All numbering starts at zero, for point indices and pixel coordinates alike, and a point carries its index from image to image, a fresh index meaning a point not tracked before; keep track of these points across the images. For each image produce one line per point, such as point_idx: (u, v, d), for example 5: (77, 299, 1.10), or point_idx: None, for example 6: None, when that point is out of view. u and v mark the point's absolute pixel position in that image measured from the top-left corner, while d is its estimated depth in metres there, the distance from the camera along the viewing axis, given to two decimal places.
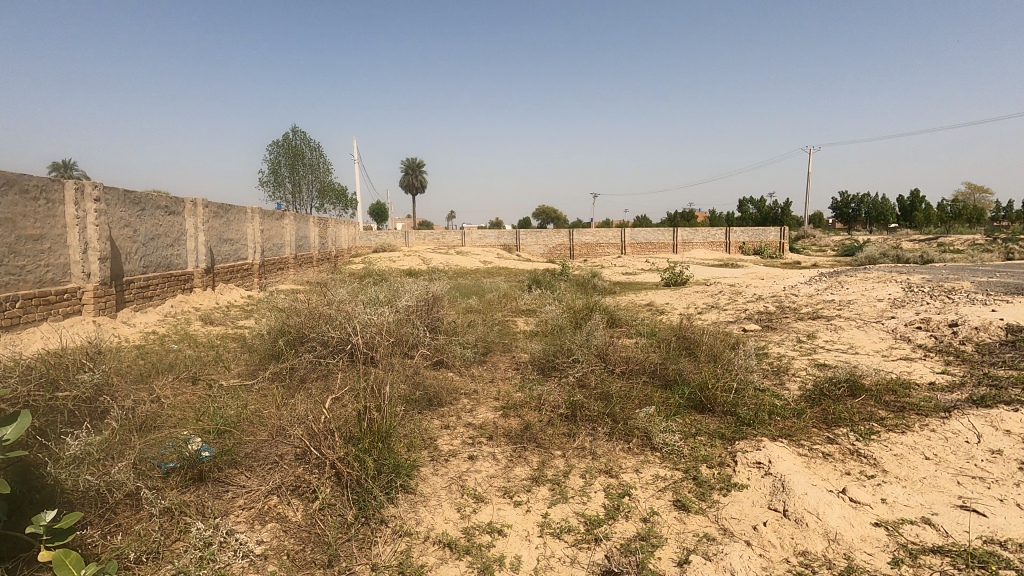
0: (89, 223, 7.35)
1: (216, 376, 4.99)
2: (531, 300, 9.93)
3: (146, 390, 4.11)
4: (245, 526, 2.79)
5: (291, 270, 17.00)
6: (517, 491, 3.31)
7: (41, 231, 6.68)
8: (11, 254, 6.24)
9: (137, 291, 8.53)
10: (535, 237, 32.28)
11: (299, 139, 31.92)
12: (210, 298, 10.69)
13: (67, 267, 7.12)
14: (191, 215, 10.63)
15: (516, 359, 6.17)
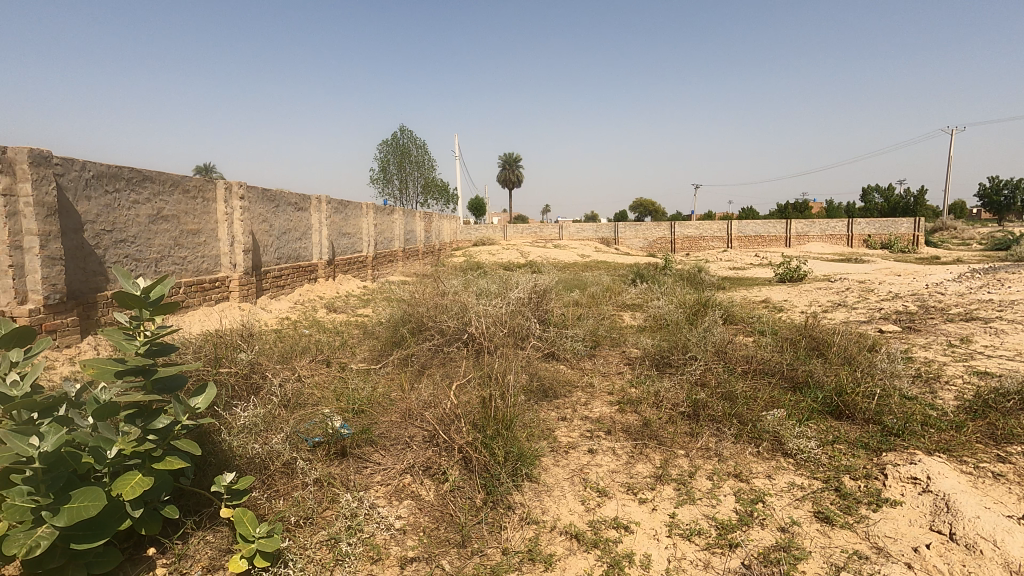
0: (235, 220, 8.21)
1: (346, 360, 5.38)
2: (637, 294, 9.70)
3: (290, 369, 4.52)
4: (385, 500, 2.97)
5: (399, 263, 17.90)
6: (641, 488, 3.23)
7: (198, 226, 7.55)
8: (176, 246, 7.10)
9: (272, 280, 9.42)
10: (635, 230, 31.45)
11: (406, 138, 33.50)
12: (331, 288, 11.56)
13: (218, 258, 8.00)
14: (316, 212, 11.53)
15: (627, 354, 6.05)
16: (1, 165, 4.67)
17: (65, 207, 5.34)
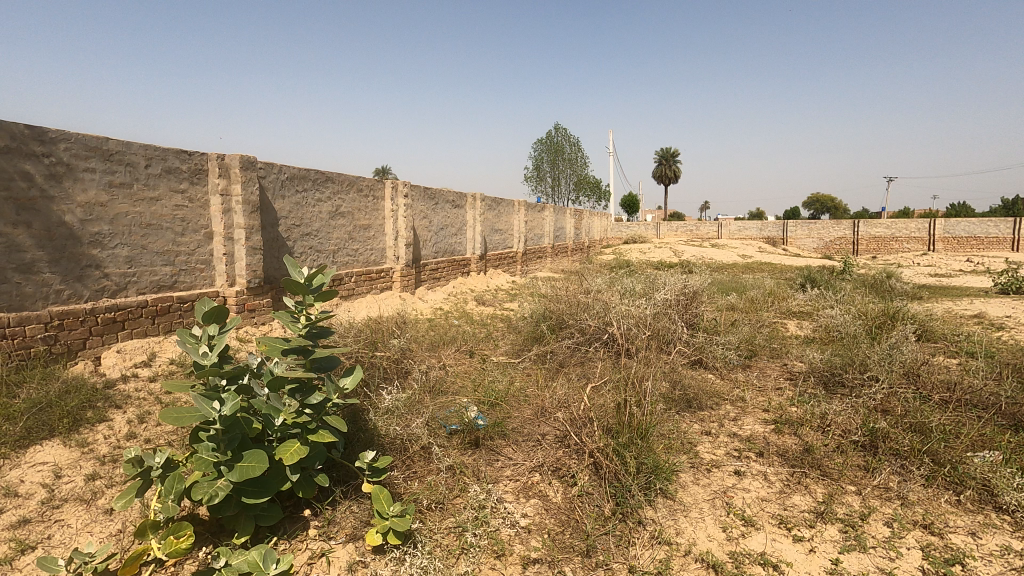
0: (399, 216, 8.96)
1: (488, 352, 5.56)
2: (806, 301, 8.63)
3: (436, 357, 4.79)
4: (512, 496, 2.98)
5: (548, 259, 18.16)
6: (797, 524, 2.82)
7: (369, 222, 8.39)
8: (350, 240, 7.95)
9: (430, 273, 10.14)
10: (808, 229, 28.15)
11: (561, 136, 33.88)
12: (482, 281, 12.11)
13: (384, 251, 8.81)
14: (471, 209, 12.14)
15: (788, 367, 5.40)
16: (220, 170, 5.59)
17: (265, 205, 6.26)
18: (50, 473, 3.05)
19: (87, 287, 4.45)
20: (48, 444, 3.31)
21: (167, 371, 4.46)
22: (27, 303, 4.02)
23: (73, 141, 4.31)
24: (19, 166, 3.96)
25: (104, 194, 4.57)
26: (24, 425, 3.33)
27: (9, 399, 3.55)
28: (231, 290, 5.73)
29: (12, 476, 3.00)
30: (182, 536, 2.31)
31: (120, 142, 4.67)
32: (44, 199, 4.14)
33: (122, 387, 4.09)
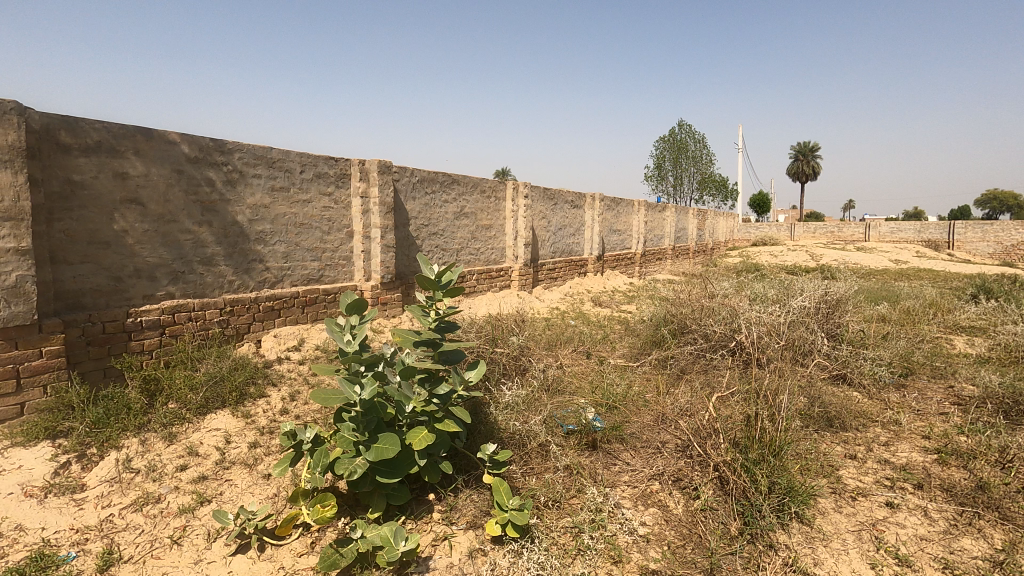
0: (519, 216, 9.15)
1: (605, 354, 5.48)
2: (979, 314, 7.44)
3: (553, 356, 4.82)
4: (630, 503, 2.91)
5: (668, 261, 17.50)
6: (966, 572, 2.44)
7: (490, 222, 8.67)
8: (473, 239, 8.28)
9: (547, 273, 10.24)
10: (983, 231, 24.02)
11: (685, 133, 32.46)
12: (599, 282, 11.97)
13: (504, 251, 9.06)
14: (590, 209, 12.06)
15: (955, 390, 4.69)
16: (361, 174, 6.10)
17: (399, 206, 6.72)
18: (222, 438, 3.53)
19: (252, 278, 5.09)
20: (221, 413, 3.84)
21: (313, 355, 4.97)
22: (207, 291, 4.70)
23: (244, 151, 4.94)
24: (204, 174, 4.63)
25: (267, 197, 5.19)
26: (203, 395, 3.89)
27: (193, 372, 4.17)
28: (366, 284, 6.24)
29: (194, 438, 3.52)
30: (326, 507, 2.61)
31: (281, 150, 5.27)
32: (222, 202, 4.79)
33: (278, 367, 4.63)
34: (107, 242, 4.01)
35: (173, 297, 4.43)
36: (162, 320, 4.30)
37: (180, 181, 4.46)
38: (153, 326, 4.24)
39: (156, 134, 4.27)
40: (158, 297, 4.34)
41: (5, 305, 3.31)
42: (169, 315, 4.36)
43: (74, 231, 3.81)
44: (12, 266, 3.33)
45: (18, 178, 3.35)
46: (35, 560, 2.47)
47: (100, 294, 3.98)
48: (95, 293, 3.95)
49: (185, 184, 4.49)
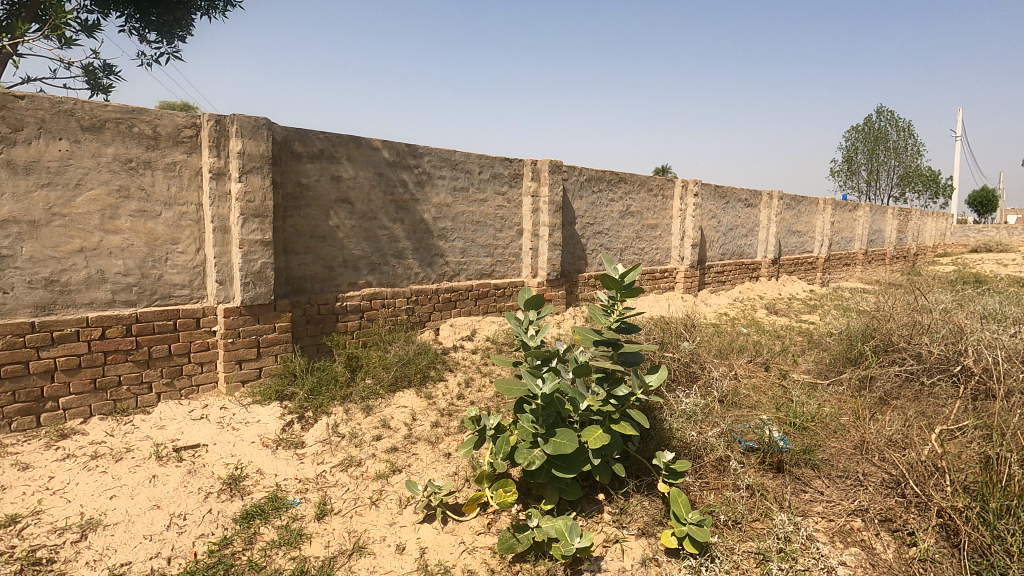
0: (688, 216, 8.72)
1: (787, 368, 4.98)
2: None
3: (727, 365, 4.50)
4: (825, 537, 2.60)
5: (857, 267, 15.37)
6: None
7: (656, 221, 8.38)
8: (638, 238, 8.09)
9: (714, 276, 9.64)
10: None
11: (885, 120, 28.15)
12: (774, 288, 10.94)
13: (669, 251, 8.72)
14: (766, 208, 11.04)
15: None
16: (533, 174, 6.29)
17: (566, 205, 6.81)
18: (409, 415, 3.90)
19: (434, 271, 5.55)
20: (407, 392, 4.26)
21: (484, 345, 5.27)
22: (397, 281, 5.22)
23: (433, 154, 5.38)
24: (399, 176, 5.14)
25: (450, 197, 5.60)
26: (394, 375, 4.34)
27: (385, 353, 4.67)
28: (533, 280, 6.45)
29: (386, 412, 3.95)
30: (508, 492, 2.72)
31: (463, 153, 5.63)
32: (412, 201, 5.28)
33: (454, 355, 4.99)
34: (324, 236, 4.66)
35: (371, 285, 5.01)
36: (362, 305, 4.89)
37: (380, 183, 5.00)
38: (355, 310, 4.84)
39: (363, 142, 4.84)
40: (360, 285, 4.94)
41: (253, 286, 4.02)
42: (367, 301, 4.93)
43: (301, 226, 4.49)
44: (259, 255, 4.03)
45: (265, 182, 4.03)
46: (272, 500, 2.97)
47: (318, 280, 4.64)
48: (314, 279, 4.61)
49: (384, 186, 5.03)
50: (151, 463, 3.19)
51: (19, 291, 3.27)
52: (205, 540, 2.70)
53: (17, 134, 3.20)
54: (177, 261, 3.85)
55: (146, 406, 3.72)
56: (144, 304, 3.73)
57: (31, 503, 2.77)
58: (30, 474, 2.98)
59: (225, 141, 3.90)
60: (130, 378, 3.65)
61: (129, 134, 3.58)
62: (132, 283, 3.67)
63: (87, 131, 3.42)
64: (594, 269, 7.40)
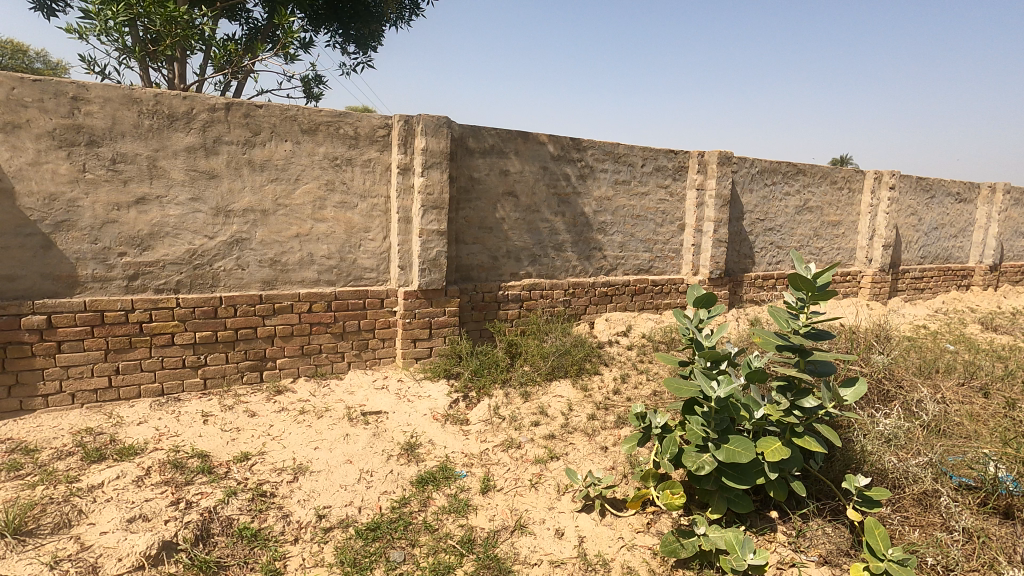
0: (880, 212, 7.62)
1: (1015, 395, 4.12)
2: None
3: (932, 386, 3.86)
4: None
5: None
6: None
7: (840, 217, 7.46)
8: (816, 237, 7.27)
9: (909, 282, 8.34)
10: None
11: None
12: (990, 299, 9.14)
13: (853, 252, 7.72)
14: (986, 204, 9.22)
15: None
16: (699, 166, 5.97)
17: (734, 199, 6.35)
18: (565, 405, 3.96)
19: (592, 265, 5.54)
20: (563, 383, 4.33)
21: (640, 342, 5.14)
22: (556, 273, 5.31)
23: (597, 148, 5.34)
24: (563, 170, 5.19)
25: (611, 190, 5.53)
26: (551, 364, 4.43)
27: (542, 342, 4.80)
28: (694, 278, 6.14)
29: (544, 400, 4.05)
30: (676, 494, 2.65)
31: (627, 146, 5.52)
32: (574, 195, 5.30)
33: (609, 349, 4.95)
34: (491, 227, 4.89)
35: (531, 276, 5.16)
36: (522, 295, 5.06)
37: (545, 176, 5.10)
38: (516, 299, 5.04)
39: (531, 136, 4.97)
40: (521, 275, 5.11)
41: (428, 272, 4.38)
42: (527, 291, 5.10)
43: (471, 218, 4.76)
44: (435, 244, 4.38)
45: (443, 176, 4.35)
46: (442, 469, 3.22)
47: (483, 269, 4.90)
48: (480, 268, 4.87)
49: (548, 179, 5.12)
50: (344, 423, 3.64)
51: (252, 269, 3.93)
52: (388, 497, 3.02)
53: (255, 138, 3.83)
54: (368, 247, 4.33)
55: (340, 373, 4.26)
56: (341, 284, 4.26)
57: (257, 445, 3.33)
58: (256, 421, 3.58)
59: (411, 139, 4.28)
60: (329, 348, 4.20)
61: (336, 135, 4.09)
62: (333, 265, 4.21)
63: (305, 133, 3.98)
64: (762, 269, 6.83)
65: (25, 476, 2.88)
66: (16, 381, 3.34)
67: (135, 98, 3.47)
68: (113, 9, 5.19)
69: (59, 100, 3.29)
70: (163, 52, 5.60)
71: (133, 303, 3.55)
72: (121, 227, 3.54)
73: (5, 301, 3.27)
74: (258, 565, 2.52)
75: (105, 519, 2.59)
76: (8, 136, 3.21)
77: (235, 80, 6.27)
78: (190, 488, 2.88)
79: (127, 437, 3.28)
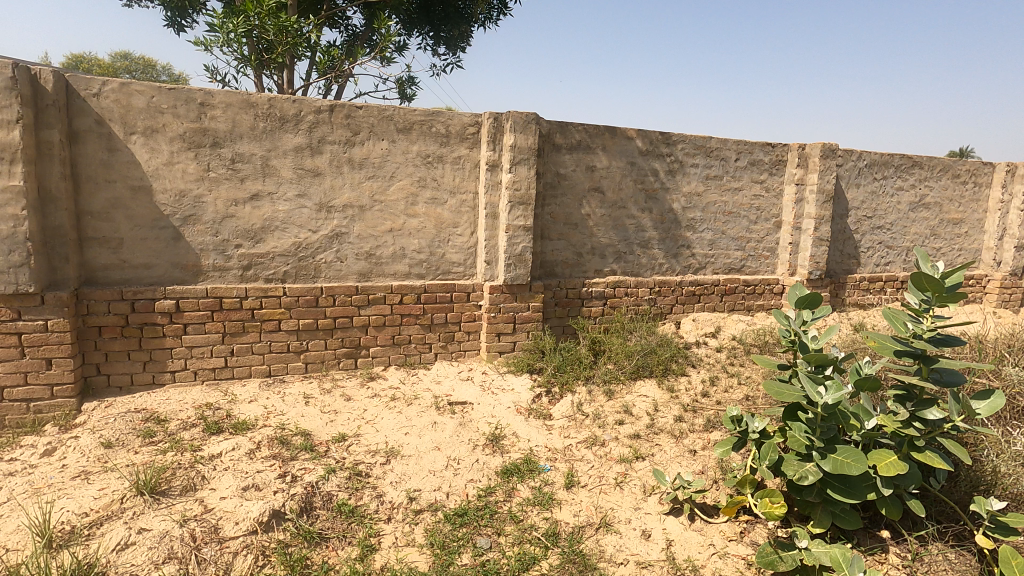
0: (1012, 208, 6.80)
1: None
2: None
3: None
4: None
5: None
6: None
7: (963, 215, 6.73)
8: (933, 236, 6.61)
9: None
10: None
11: None
12: None
13: (978, 253, 6.94)
14: None
15: None
16: (799, 160, 5.60)
17: (838, 195, 5.91)
18: (651, 405, 3.87)
19: (680, 263, 5.36)
20: (648, 383, 4.23)
21: (730, 344, 4.91)
22: (641, 271, 5.20)
23: (688, 142, 5.15)
24: (651, 165, 5.05)
25: (702, 185, 5.31)
26: (636, 363, 4.34)
27: (626, 340, 4.71)
28: (790, 279, 5.78)
29: (628, 399, 3.98)
30: (775, 503, 2.48)
31: (720, 139, 5.28)
32: (663, 190, 5.14)
33: (697, 350, 4.77)
34: (576, 223, 4.86)
35: (616, 273, 5.08)
36: (606, 292, 5.00)
37: (632, 172, 4.99)
38: (600, 296, 4.98)
39: (619, 131, 4.87)
40: (605, 272, 5.04)
41: (514, 267, 4.44)
42: (612, 289, 5.03)
43: (556, 214, 4.76)
44: (521, 239, 4.42)
45: (530, 172, 4.38)
46: (527, 462, 3.25)
47: (568, 265, 4.88)
48: (564, 265, 4.86)
49: (635, 175, 5.00)
50: (432, 411, 3.77)
51: (350, 261, 4.16)
52: (474, 485, 3.09)
53: (355, 137, 4.05)
54: (456, 242, 4.44)
55: (427, 363, 4.42)
56: (430, 277, 4.41)
57: (353, 427, 3.53)
58: (352, 405, 3.79)
59: (499, 136, 4.35)
60: (418, 338, 4.36)
61: (429, 133, 4.23)
62: (423, 259, 4.36)
63: (400, 132, 4.15)
64: (867, 270, 6.31)
65: (157, 443, 3.22)
66: (150, 358, 3.74)
67: (252, 103, 3.77)
68: (235, 21, 5.68)
69: (189, 106, 3.65)
70: (275, 59, 6.05)
71: (247, 291, 3.87)
72: (238, 221, 3.86)
73: (143, 286, 3.67)
74: (354, 539, 2.67)
75: (223, 486, 2.85)
76: (148, 139, 3.60)
77: (336, 84, 6.65)
78: (295, 463, 3.10)
79: (240, 413, 3.58)
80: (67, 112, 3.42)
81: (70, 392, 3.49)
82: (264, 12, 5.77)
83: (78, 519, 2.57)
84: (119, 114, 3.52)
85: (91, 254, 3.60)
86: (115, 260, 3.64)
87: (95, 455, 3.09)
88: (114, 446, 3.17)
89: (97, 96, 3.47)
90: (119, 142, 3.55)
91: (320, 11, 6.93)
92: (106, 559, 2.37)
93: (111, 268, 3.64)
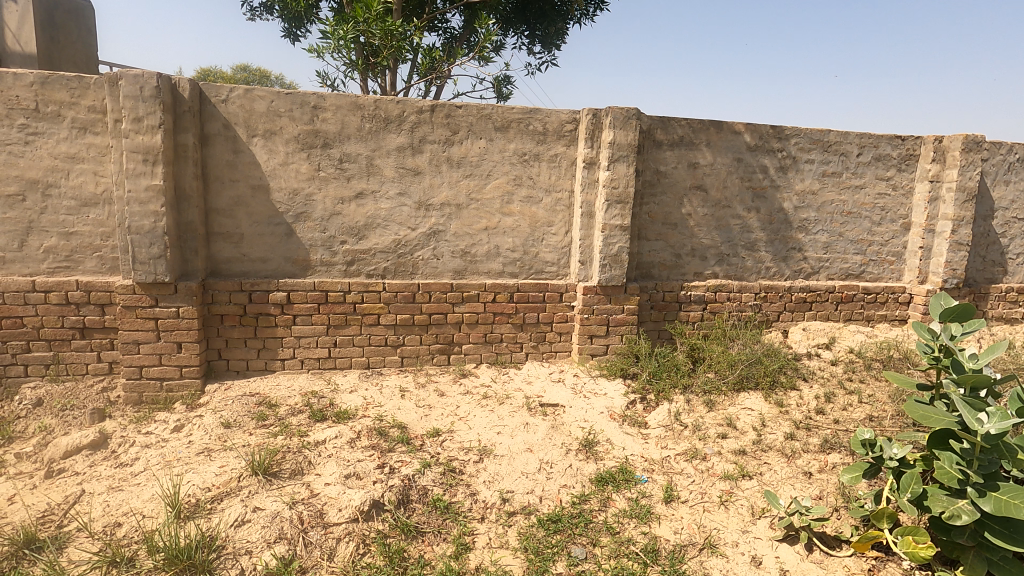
0: None
1: None
2: None
3: None
4: None
5: None
6: None
7: None
8: None
9: None
10: None
11: None
12: None
13: None
14: None
15: None
16: (935, 154, 4.99)
17: (982, 193, 5.20)
18: (758, 419, 3.58)
19: (790, 266, 4.96)
20: (754, 395, 3.94)
21: (847, 357, 4.46)
22: (746, 275, 4.86)
23: (803, 136, 4.75)
24: (761, 161, 4.70)
25: (818, 183, 4.87)
26: (740, 373, 4.05)
27: (727, 347, 4.42)
28: (920, 287, 5.17)
29: (731, 412, 3.72)
30: (920, 543, 2.24)
31: (840, 132, 4.82)
32: (773, 188, 4.77)
33: (808, 362, 4.37)
34: (676, 223, 4.62)
35: (717, 276, 4.79)
36: (706, 296, 4.72)
37: (739, 169, 4.66)
38: (699, 301, 4.72)
39: (726, 125, 4.57)
40: (706, 275, 4.76)
41: (609, 268, 4.30)
42: (713, 293, 4.74)
43: (655, 213, 4.55)
44: (617, 239, 4.28)
45: (630, 169, 4.22)
46: (622, 471, 3.12)
47: (666, 267, 4.66)
48: (662, 266, 4.65)
49: (742, 172, 4.68)
50: (523, 412, 3.74)
51: (445, 259, 4.22)
52: (568, 491, 3.00)
53: (454, 137, 4.09)
54: (550, 241, 4.37)
55: (518, 362, 4.39)
56: (524, 277, 4.37)
57: (447, 423, 3.56)
58: (445, 400, 3.83)
59: (598, 133, 4.22)
60: (510, 337, 4.35)
61: (526, 131, 4.19)
62: (517, 258, 4.33)
63: (498, 131, 4.14)
64: (1015, 280, 5.51)
65: (269, 426, 3.44)
66: (263, 345, 4.00)
67: (359, 105, 3.92)
68: (345, 28, 5.99)
69: (303, 109, 3.85)
70: (380, 62, 6.29)
71: (350, 285, 4.03)
72: (344, 218, 4.03)
73: (259, 279, 3.93)
74: (449, 536, 2.67)
75: (327, 472, 2.97)
76: (267, 141, 3.85)
77: (435, 85, 6.82)
78: (392, 455, 3.18)
79: (342, 402, 3.74)
80: (200, 117, 3.73)
81: (196, 374, 3.80)
82: (372, 17, 6.03)
83: (203, 492, 2.78)
84: (243, 118, 3.79)
85: (216, 248, 3.90)
86: (236, 254, 3.93)
87: (216, 434, 3.35)
88: (232, 427, 3.42)
89: (225, 102, 3.75)
90: (243, 144, 3.82)
91: (422, 15, 7.16)
92: (225, 533, 2.54)
93: (232, 261, 3.93)
